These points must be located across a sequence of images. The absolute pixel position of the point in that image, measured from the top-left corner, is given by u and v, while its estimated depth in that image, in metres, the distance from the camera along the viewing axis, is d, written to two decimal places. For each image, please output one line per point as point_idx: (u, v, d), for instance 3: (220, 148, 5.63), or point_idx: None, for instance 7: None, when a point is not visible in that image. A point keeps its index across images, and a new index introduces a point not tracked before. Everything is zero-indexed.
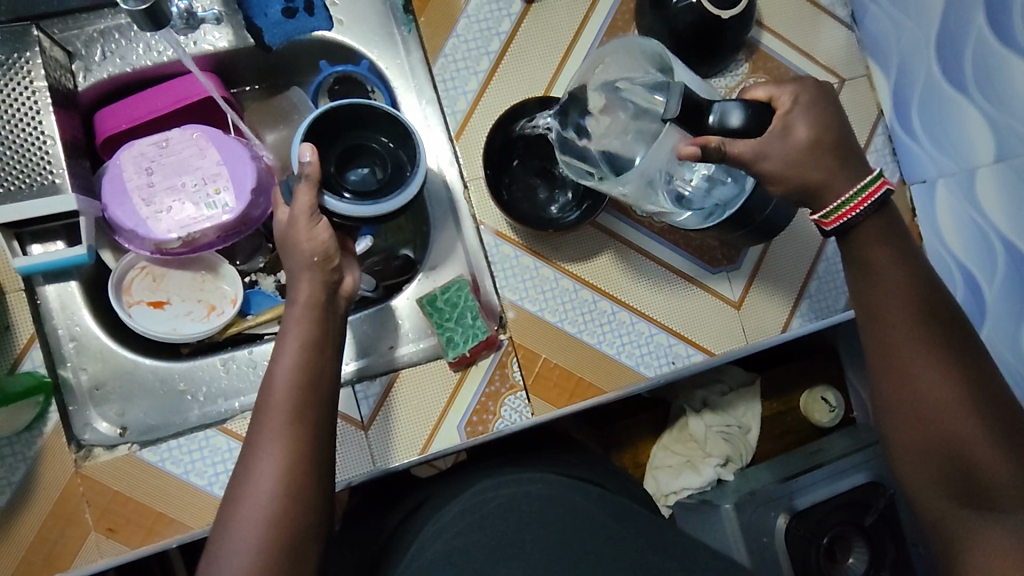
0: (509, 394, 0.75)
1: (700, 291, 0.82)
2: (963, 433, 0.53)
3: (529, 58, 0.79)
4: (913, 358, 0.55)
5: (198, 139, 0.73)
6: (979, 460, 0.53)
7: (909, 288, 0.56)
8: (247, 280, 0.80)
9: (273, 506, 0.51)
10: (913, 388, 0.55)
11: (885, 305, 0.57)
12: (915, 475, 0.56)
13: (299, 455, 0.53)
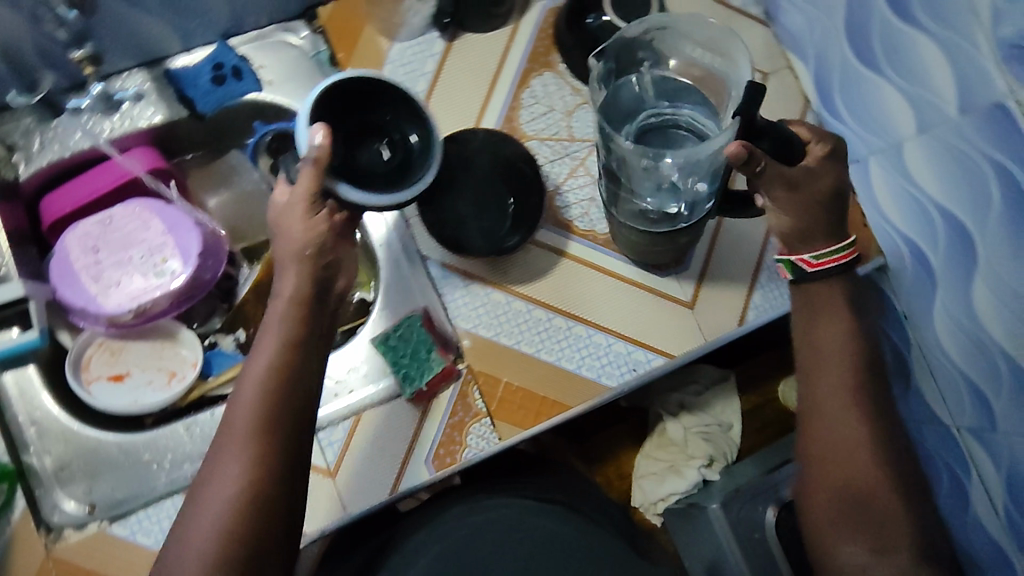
0: (474, 423, 0.76)
1: (653, 296, 0.82)
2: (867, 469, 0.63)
3: (457, 93, 0.82)
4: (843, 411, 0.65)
5: (141, 213, 0.75)
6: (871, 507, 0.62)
7: (845, 339, 0.67)
8: (206, 342, 0.81)
9: (231, 517, 0.53)
10: (834, 426, 0.64)
11: (824, 350, 0.67)
12: (824, 497, 0.64)
13: (263, 467, 0.55)
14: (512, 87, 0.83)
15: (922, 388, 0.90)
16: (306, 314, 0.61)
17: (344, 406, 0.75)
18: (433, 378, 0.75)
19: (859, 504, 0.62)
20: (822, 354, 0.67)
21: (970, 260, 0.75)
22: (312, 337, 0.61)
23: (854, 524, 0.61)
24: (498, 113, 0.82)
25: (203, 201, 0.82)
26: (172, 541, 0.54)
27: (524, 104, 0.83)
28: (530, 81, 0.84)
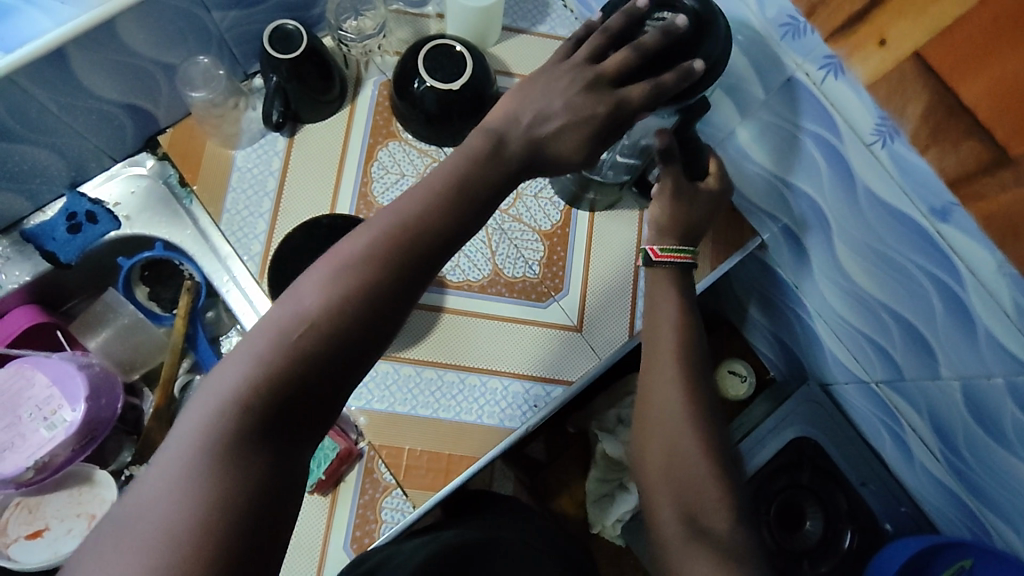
0: (385, 497, 0.76)
1: (541, 329, 0.83)
2: (682, 457, 0.62)
3: (306, 182, 0.85)
4: (663, 387, 0.65)
5: (25, 370, 0.77)
6: (696, 479, 0.61)
7: (678, 331, 0.67)
8: (121, 477, 0.81)
9: (235, 408, 0.44)
10: (660, 417, 0.64)
11: (653, 349, 0.68)
12: (651, 488, 0.63)
13: (292, 358, 0.46)
14: (360, 162, 0.86)
15: (832, 347, 0.90)
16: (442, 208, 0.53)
17: None
18: (332, 465, 0.75)
19: (676, 491, 0.61)
20: (656, 343, 0.68)
21: (825, 225, 0.77)
22: (438, 237, 0.52)
23: (671, 509, 0.61)
24: (351, 191, 0.85)
25: (85, 346, 0.85)
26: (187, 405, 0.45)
27: (374, 177, 0.86)
28: (376, 153, 0.87)
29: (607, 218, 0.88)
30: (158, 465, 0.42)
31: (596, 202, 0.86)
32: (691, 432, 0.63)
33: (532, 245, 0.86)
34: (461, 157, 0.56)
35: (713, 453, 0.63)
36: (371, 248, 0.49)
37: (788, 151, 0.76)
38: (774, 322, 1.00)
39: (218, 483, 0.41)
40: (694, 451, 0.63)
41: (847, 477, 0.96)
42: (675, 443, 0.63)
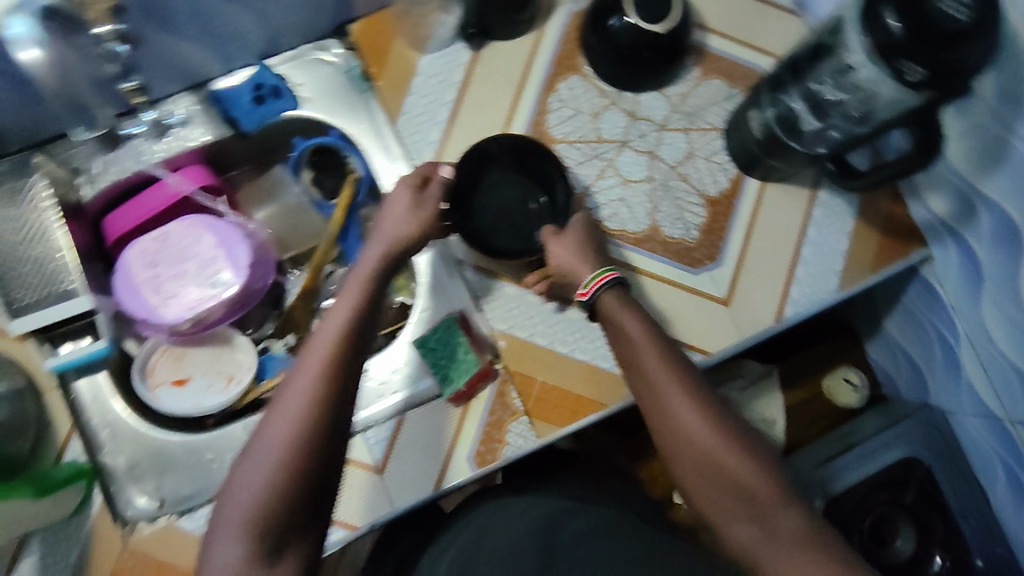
0: (512, 421, 0.78)
1: (690, 294, 0.82)
2: (713, 455, 0.57)
3: (484, 100, 0.83)
4: (666, 385, 0.60)
5: (196, 227, 0.79)
6: (736, 474, 0.56)
7: (648, 337, 0.63)
8: (259, 346, 0.84)
9: (294, 470, 0.52)
10: (677, 421, 0.59)
11: (640, 358, 0.63)
12: (695, 493, 0.58)
13: (325, 425, 0.54)
14: (539, 90, 0.84)
15: (972, 379, 0.87)
16: (359, 322, 0.61)
17: (390, 405, 0.79)
18: (471, 383, 0.78)
19: (717, 493, 0.57)
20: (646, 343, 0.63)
21: (1014, 251, 0.73)
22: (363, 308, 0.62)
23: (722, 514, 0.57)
24: (526, 118, 0.83)
25: (251, 214, 0.89)
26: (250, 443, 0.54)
27: (551, 108, 0.84)
28: (556, 85, 0.84)
29: (775, 198, 0.85)
30: (237, 485, 0.52)
31: (771, 172, 0.83)
32: (714, 425, 0.58)
33: (695, 208, 0.83)
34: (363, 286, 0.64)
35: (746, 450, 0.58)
36: (316, 369, 0.56)
37: (1007, 169, 0.70)
38: (911, 341, 0.97)
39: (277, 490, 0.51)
40: (727, 441, 0.58)
41: (950, 506, 0.93)
42: (697, 438, 0.58)
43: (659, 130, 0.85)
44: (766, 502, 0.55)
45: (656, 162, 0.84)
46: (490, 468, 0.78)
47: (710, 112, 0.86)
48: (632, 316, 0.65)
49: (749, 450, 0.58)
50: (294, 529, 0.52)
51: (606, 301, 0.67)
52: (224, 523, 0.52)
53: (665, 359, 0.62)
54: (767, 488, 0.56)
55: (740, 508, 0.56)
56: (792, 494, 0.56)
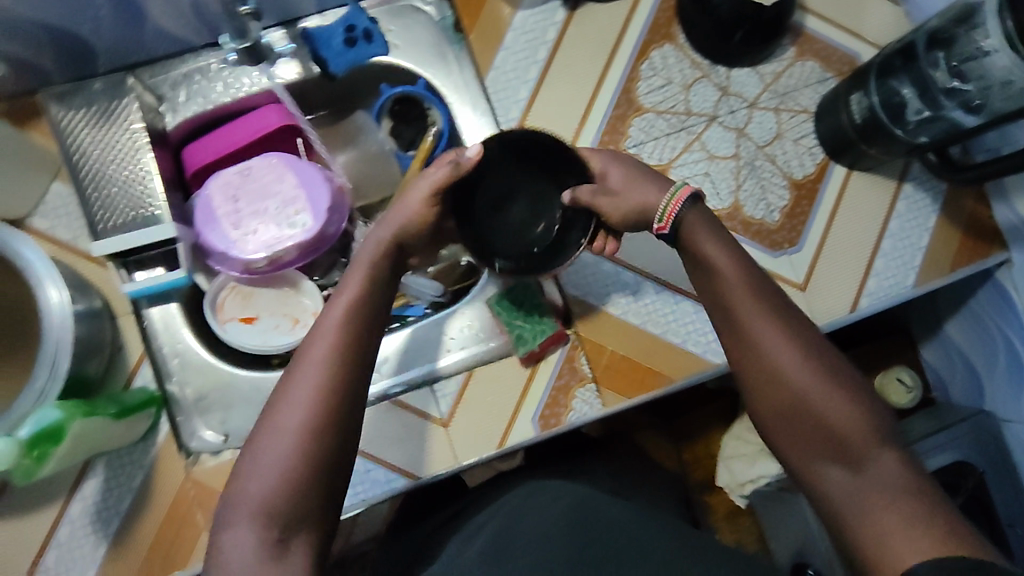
0: (579, 387, 0.78)
1: (768, 277, 0.81)
2: (801, 389, 0.53)
3: (576, 61, 0.81)
4: (751, 315, 0.56)
5: (278, 165, 0.78)
6: (825, 412, 0.52)
7: (733, 269, 0.58)
8: (325, 294, 0.84)
9: (303, 451, 0.50)
10: (762, 356, 0.55)
11: (721, 289, 0.58)
12: (774, 428, 0.55)
13: (336, 414, 0.52)
14: (632, 56, 0.82)
15: None
16: (365, 302, 0.58)
17: (458, 361, 0.79)
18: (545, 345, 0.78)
19: (805, 429, 0.53)
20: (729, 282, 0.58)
21: None
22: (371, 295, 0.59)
23: (806, 452, 0.53)
24: (616, 83, 0.82)
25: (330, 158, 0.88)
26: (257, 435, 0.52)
27: (643, 75, 0.82)
28: (650, 52, 0.83)
29: (860, 187, 0.84)
30: (247, 474, 0.51)
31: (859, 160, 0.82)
32: (807, 355, 0.54)
33: (779, 189, 0.82)
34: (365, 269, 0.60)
35: (841, 387, 0.53)
36: (324, 349, 0.54)
37: None
38: (974, 345, 0.96)
39: (290, 475, 0.49)
40: (820, 375, 0.53)
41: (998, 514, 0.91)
42: (785, 372, 0.54)
43: (750, 107, 0.83)
44: (860, 443, 0.51)
45: (744, 140, 0.82)
46: (554, 432, 0.78)
47: (801, 94, 0.85)
48: (716, 245, 0.60)
49: (840, 384, 0.53)
50: (304, 510, 0.50)
51: (687, 220, 0.61)
52: (234, 509, 0.50)
53: (753, 292, 0.57)
54: (861, 428, 0.52)
55: (825, 446, 0.52)
56: (888, 437, 0.52)
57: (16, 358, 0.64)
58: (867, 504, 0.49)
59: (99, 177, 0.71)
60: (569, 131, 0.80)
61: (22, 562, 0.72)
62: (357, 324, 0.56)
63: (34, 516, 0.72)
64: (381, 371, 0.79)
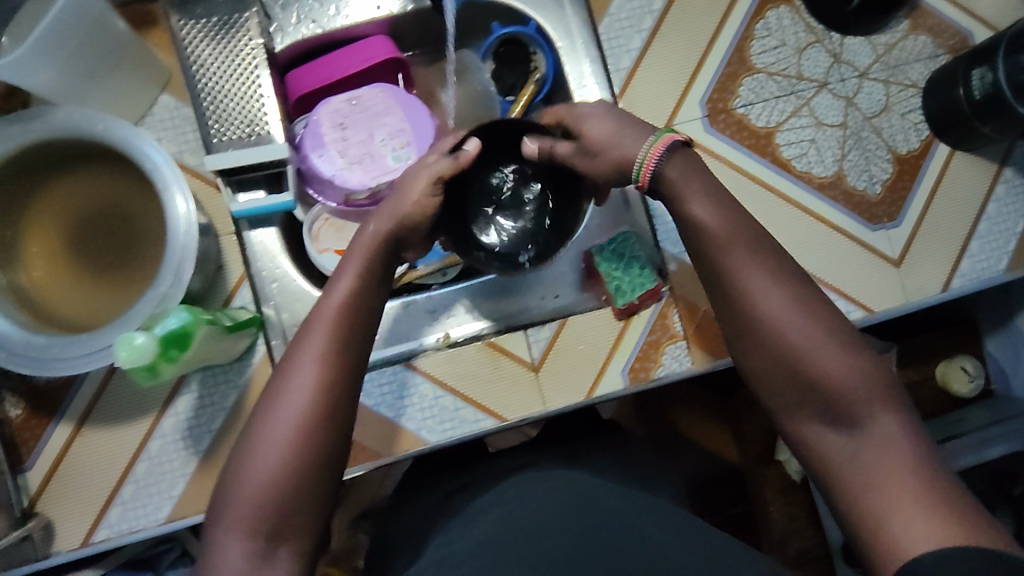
0: (669, 343, 0.78)
1: (864, 249, 0.81)
2: (823, 370, 0.49)
3: (690, 15, 0.80)
4: (763, 291, 0.51)
5: (386, 97, 0.77)
6: (849, 400, 0.48)
7: (742, 240, 0.53)
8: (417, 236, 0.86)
9: (288, 463, 0.48)
10: (773, 339, 0.50)
11: (723, 256, 0.53)
12: (791, 420, 0.51)
13: (324, 413, 0.50)
14: (747, 15, 0.81)
15: None
16: (348, 303, 0.54)
17: (549, 309, 0.80)
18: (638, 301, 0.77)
19: (807, 397, 0.49)
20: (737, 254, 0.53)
21: None
22: (361, 287, 0.56)
23: (810, 415, 0.50)
24: (730, 40, 0.80)
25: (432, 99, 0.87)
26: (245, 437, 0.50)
27: (756, 35, 0.81)
28: (765, 12, 0.81)
29: (963, 167, 0.83)
30: (235, 477, 0.49)
31: (967, 140, 0.81)
32: (809, 318, 0.50)
33: (882, 162, 0.82)
34: (364, 257, 0.58)
35: (858, 368, 0.49)
36: (305, 356, 0.51)
37: None
38: None
39: (277, 475, 0.48)
40: (825, 339, 0.50)
41: None
42: (801, 351, 0.49)
43: (860, 77, 0.82)
44: (865, 406, 0.48)
45: (852, 110, 0.82)
46: (642, 385, 0.78)
47: (911, 68, 0.83)
48: (707, 198, 0.55)
49: (840, 343, 0.50)
50: (290, 522, 0.48)
51: (669, 168, 0.57)
52: (225, 515, 0.48)
53: (762, 256, 0.52)
54: (865, 389, 0.48)
55: (825, 409, 0.49)
56: (890, 396, 0.49)
57: (142, 265, 0.65)
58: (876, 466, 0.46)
59: (214, 92, 0.69)
60: (679, 85, 0.79)
61: (113, 471, 0.72)
62: (343, 317, 0.53)
63: (127, 427, 0.72)
64: (474, 312, 0.81)
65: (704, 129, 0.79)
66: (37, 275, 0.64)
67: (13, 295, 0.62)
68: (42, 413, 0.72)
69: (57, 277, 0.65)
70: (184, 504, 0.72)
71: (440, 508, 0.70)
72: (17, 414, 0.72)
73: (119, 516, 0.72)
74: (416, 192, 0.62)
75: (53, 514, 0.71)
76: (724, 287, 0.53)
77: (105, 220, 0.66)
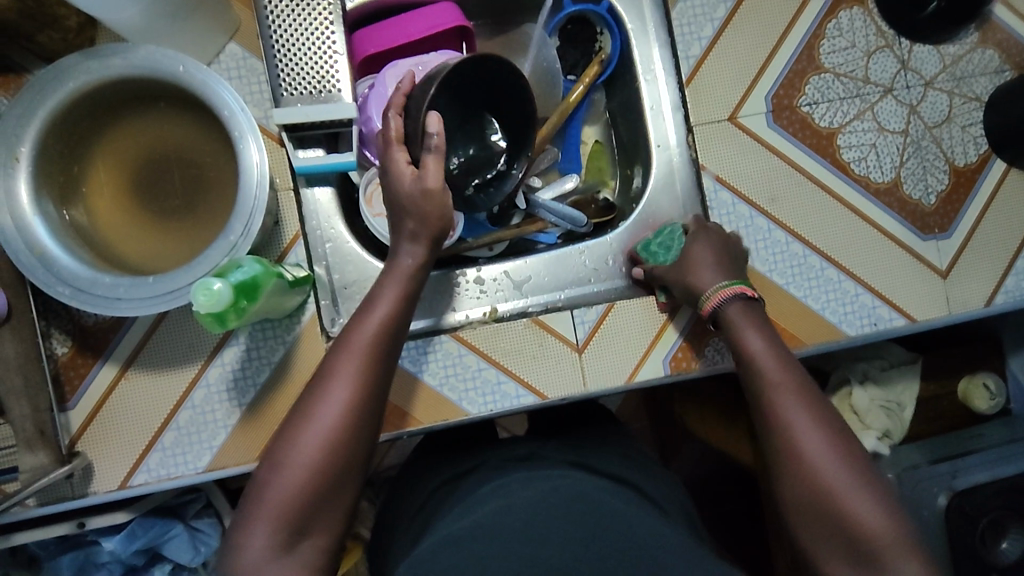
0: (713, 336, 0.78)
1: (912, 257, 0.81)
2: (830, 478, 0.55)
3: (764, 7, 0.79)
4: (786, 396, 0.59)
5: None
6: (849, 513, 0.53)
7: (772, 354, 0.62)
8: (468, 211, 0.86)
9: (315, 488, 0.54)
10: (788, 442, 0.57)
11: (758, 366, 0.61)
12: (794, 521, 0.57)
13: (351, 425, 0.56)
14: (820, 12, 0.80)
15: None
16: (383, 350, 0.59)
17: (595, 292, 0.81)
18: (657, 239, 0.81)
19: (816, 522, 0.55)
20: (762, 367, 0.61)
21: None
22: (400, 313, 0.61)
23: (817, 541, 0.55)
24: (801, 37, 0.79)
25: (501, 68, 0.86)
26: (281, 438, 0.56)
27: (828, 34, 0.80)
28: (838, 12, 0.80)
29: (1017, 184, 0.83)
30: (267, 470, 0.55)
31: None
32: (843, 452, 0.56)
33: (939, 173, 0.82)
34: (402, 282, 0.61)
35: (862, 485, 0.55)
36: (344, 398, 0.56)
37: None
38: None
39: (303, 476, 0.54)
40: (853, 472, 0.55)
41: None
42: (813, 460, 0.55)
43: (925, 85, 0.82)
44: (881, 544, 0.53)
45: (915, 118, 0.81)
46: (682, 375, 0.79)
47: (976, 81, 0.83)
48: (758, 337, 0.63)
49: (867, 482, 0.55)
50: (315, 528, 0.55)
51: (728, 312, 0.65)
52: (251, 503, 0.55)
53: (790, 372, 0.60)
54: (883, 531, 0.53)
55: (835, 540, 0.54)
56: (912, 544, 0.53)
57: (205, 212, 0.65)
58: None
59: (288, 44, 0.69)
60: (747, 78, 0.79)
61: (156, 417, 0.72)
62: (377, 341, 0.58)
63: (173, 374, 0.72)
64: (519, 289, 0.81)
65: (768, 124, 0.79)
66: (100, 214, 0.64)
67: (77, 231, 0.62)
68: (88, 353, 0.72)
69: (120, 218, 0.65)
70: (224, 455, 0.73)
71: (440, 493, 0.72)
72: (63, 351, 0.71)
73: (158, 462, 0.72)
74: (434, 207, 0.61)
75: (93, 455, 0.71)
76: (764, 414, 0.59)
77: (173, 165, 0.66)
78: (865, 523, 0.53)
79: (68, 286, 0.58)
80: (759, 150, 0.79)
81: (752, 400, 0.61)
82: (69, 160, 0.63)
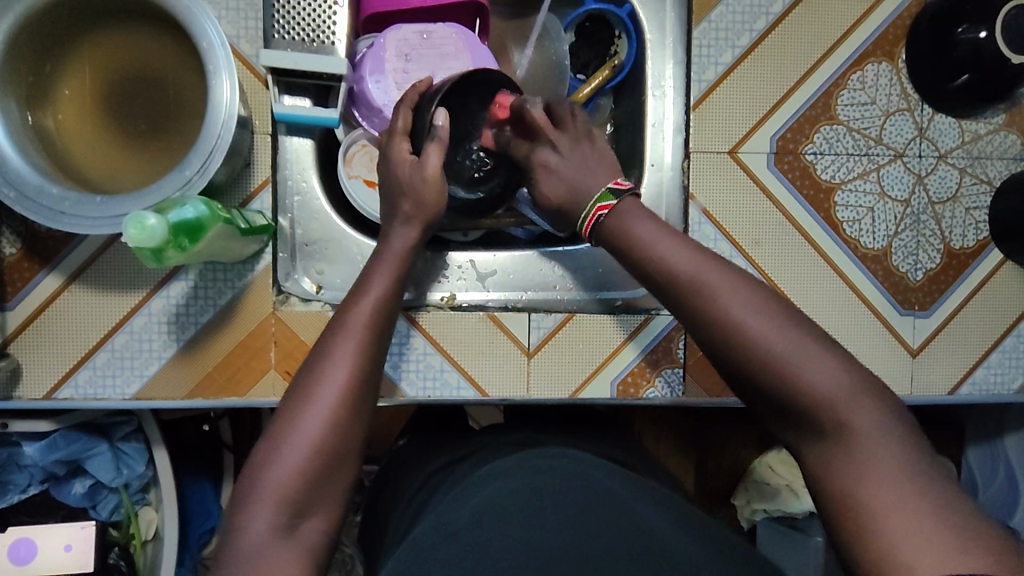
0: (667, 367, 0.77)
1: (885, 329, 0.79)
2: (766, 351, 0.46)
3: (790, 46, 0.76)
4: (699, 283, 0.49)
5: (457, 40, 0.74)
6: (797, 382, 0.46)
7: (672, 237, 0.52)
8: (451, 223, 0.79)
9: (315, 468, 0.48)
10: (711, 327, 0.48)
11: (657, 259, 0.51)
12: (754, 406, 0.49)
13: (349, 412, 0.50)
14: (847, 61, 0.77)
15: None
16: (384, 329, 0.54)
17: (562, 299, 0.80)
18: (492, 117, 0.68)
19: (767, 401, 0.48)
20: (661, 256, 0.51)
21: None
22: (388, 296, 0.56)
23: (768, 415, 0.49)
24: (821, 83, 0.76)
25: (510, 53, 0.83)
26: (271, 428, 0.50)
27: (849, 84, 0.77)
28: (865, 64, 0.77)
29: (1010, 276, 0.80)
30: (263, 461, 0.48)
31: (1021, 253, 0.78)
32: (774, 316, 0.47)
33: (933, 251, 0.79)
34: (392, 263, 0.58)
35: (801, 350, 0.46)
36: (343, 376, 0.50)
37: None
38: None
39: (299, 467, 0.47)
40: (784, 338, 0.47)
41: None
42: (747, 336, 0.47)
43: (938, 158, 0.79)
44: (838, 404, 0.45)
45: (920, 189, 0.78)
46: (629, 400, 0.77)
47: (992, 165, 0.80)
48: (649, 225, 0.53)
49: (807, 341, 0.47)
50: (324, 502, 0.49)
51: (613, 221, 0.55)
52: (247, 490, 0.48)
53: (694, 249, 0.51)
54: (835, 383, 0.45)
55: (786, 415, 0.47)
56: (871, 397, 0.46)
57: (173, 141, 0.63)
58: (850, 472, 0.44)
59: None
60: (756, 115, 0.76)
61: (92, 335, 0.71)
62: (372, 324, 0.53)
63: (117, 297, 0.71)
64: (483, 282, 0.80)
65: (767, 165, 0.76)
66: (63, 120, 0.62)
67: (36, 133, 0.60)
68: (35, 259, 0.70)
69: (85, 128, 0.63)
70: (153, 386, 0.72)
71: (432, 483, 0.66)
72: (10, 252, 0.70)
73: (87, 380, 0.71)
74: (422, 194, 0.60)
75: (24, 360, 0.71)
76: (682, 304, 0.50)
77: (147, 84, 0.64)
78: (816, 391, 0.45)
79: (13, 189, 0.56)
80: (753, 190, 0.76)
81: (661, 294, 0.52)
82: (42, 58, 0.61)
